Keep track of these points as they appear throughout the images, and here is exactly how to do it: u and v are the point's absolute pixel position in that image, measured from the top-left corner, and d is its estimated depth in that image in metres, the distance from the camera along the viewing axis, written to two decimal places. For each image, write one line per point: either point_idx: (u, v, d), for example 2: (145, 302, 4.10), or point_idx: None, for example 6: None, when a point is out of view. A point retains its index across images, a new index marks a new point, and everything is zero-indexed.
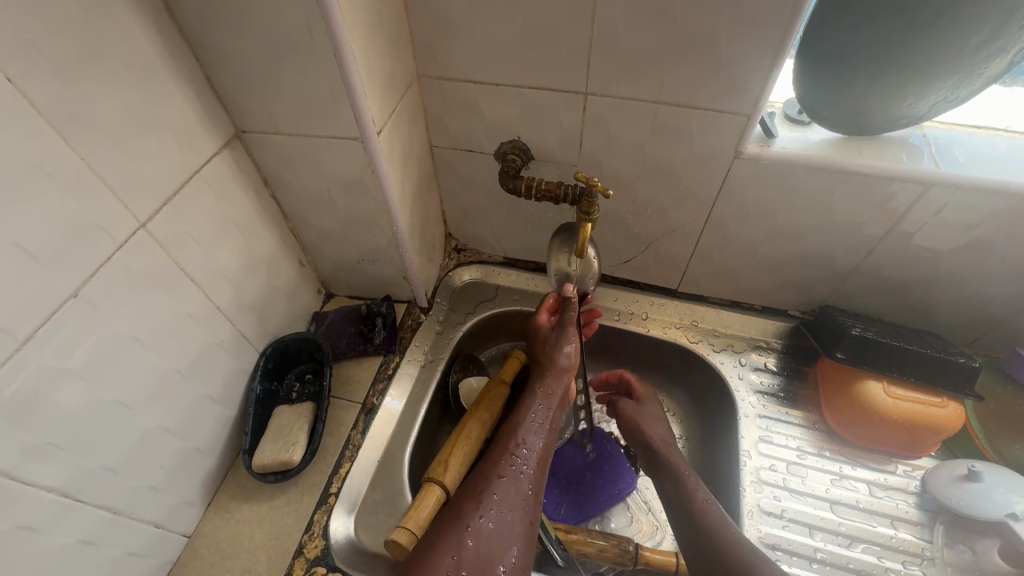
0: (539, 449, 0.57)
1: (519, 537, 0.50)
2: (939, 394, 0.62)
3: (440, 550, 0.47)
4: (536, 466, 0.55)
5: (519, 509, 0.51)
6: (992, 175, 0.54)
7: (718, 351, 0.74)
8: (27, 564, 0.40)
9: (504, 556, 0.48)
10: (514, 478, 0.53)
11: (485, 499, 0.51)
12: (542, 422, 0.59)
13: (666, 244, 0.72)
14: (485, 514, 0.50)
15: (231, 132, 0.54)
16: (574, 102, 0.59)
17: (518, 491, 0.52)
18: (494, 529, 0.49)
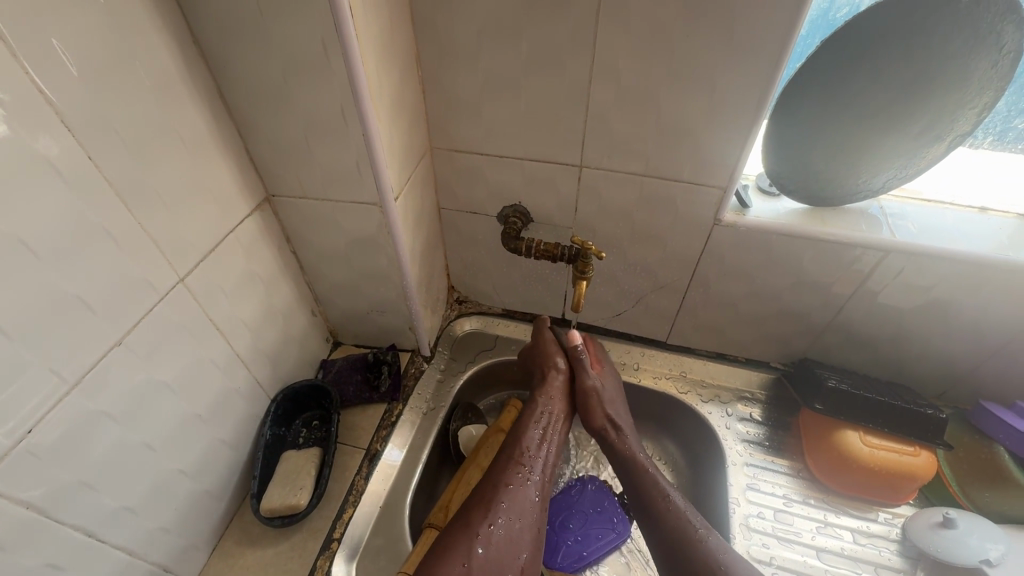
0: (541, 464, 0.65)
1: (524, 545, 0.58)
2: (912, 443, 0.66)
3: (456, 542, 0.56)
4: (539, 474, 0.65)
5: (524, 516, 0.60)
6: (941, 243, 0.61)
7: (706, 401, 0.79)
8: None
9: (513, 556, 0.57)
10: (518, 493, 0.61)
11: (494, 509, 0.59)
12: (542, 440, 0.67)
13: (655, 300, 0.78)
14: (493, 523, 0.58)
15: (261, 196, 0.60)
16: (570, 173, 0.66)
17: (522, 500, 0.61)
18: (501, 542, 0.57)
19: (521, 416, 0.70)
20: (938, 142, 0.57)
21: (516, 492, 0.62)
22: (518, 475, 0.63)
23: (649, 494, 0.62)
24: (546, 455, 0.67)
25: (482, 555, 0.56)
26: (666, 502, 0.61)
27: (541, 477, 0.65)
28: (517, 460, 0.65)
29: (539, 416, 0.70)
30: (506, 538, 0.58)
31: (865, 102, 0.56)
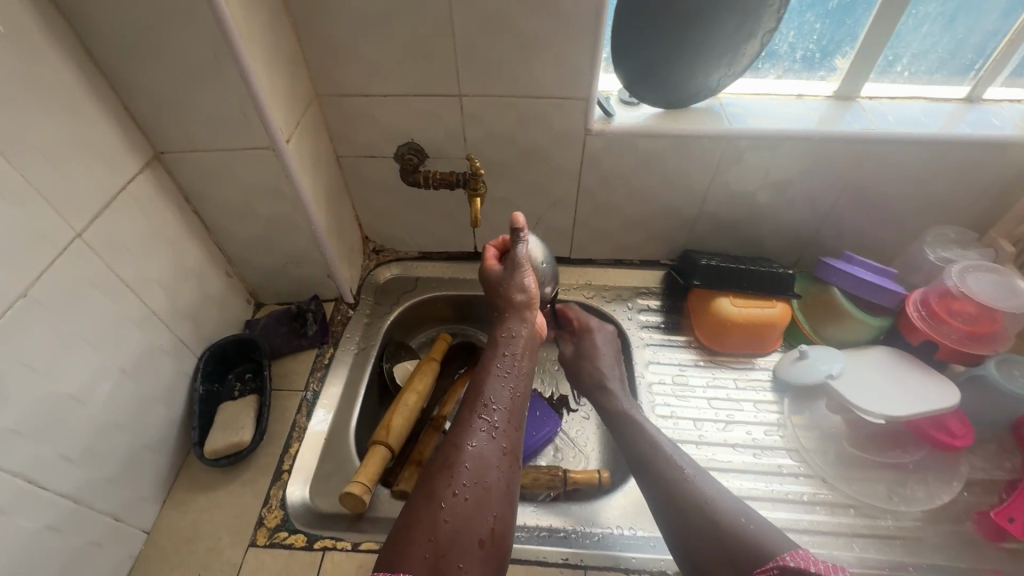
0: (505, 407, 0.57)
1: (494, 499, 0.51)
2: (770, 297, 0.80)
3: (415, 515, 0.48)
4: (501, 420, 0.56)
5: (491, 472, 0.52)
6: (768, 126, 0.74)
7: (609, 301, 0.90)
8: None
9: (481, 521, 0.49)
10: (482, 445, 0.53)
11: (456, 469, 0.51)
12: (503, 385, 0.59)
13: (552, 217, 0.86)
14: (457, 489, 0.50)
15: (150, 154, 0.61)
16: (452, 104, 0.72)
17: (485, 454, 0.53)
18: (467, 500, 0.50)
19: (480, 363, 0.62)
20: (750, 38, 0.68)
21: (479, 444, 0.53)
22: (476, 425, 0.55)
23: (642, 454, 0.64)
24: (511, 397, 0.58)
25: (447, 523, 0.48)
26: (657, 458, 0.62)
27: (506, 420, 0.56)
28: (476, 408, 0.56)
29: (497, 361, 0.61)
30: (472, 499, 0.50)
31: (685, 8, 0.65)
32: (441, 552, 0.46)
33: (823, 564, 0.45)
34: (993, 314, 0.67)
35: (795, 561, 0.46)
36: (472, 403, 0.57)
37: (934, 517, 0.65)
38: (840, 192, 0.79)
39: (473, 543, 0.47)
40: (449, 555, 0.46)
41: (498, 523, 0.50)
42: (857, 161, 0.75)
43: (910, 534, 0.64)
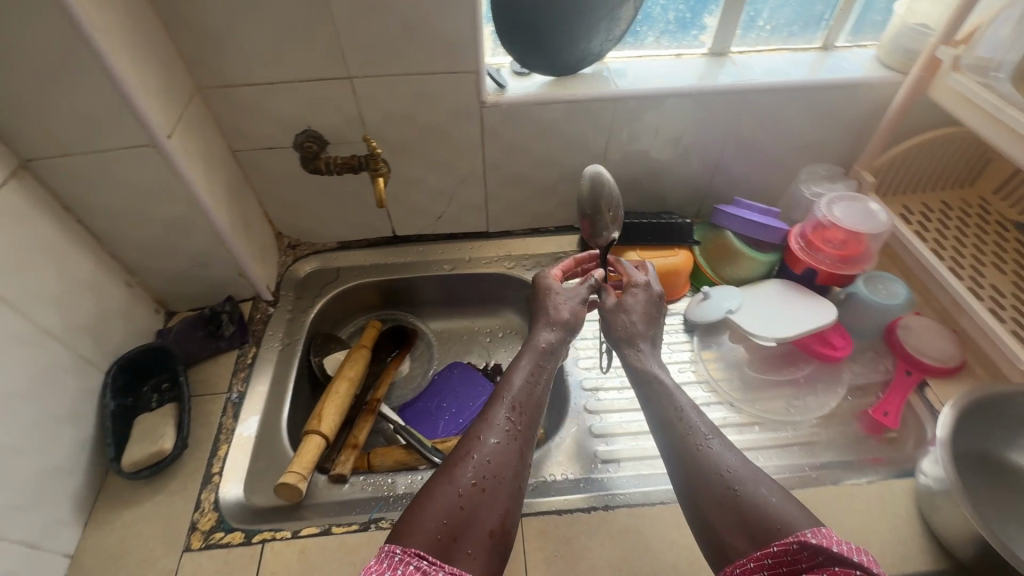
0: (529, 403, 0.57)
1: (507, 491, 0.50)
2: (672, 246, 0.86)
3: (431, 495, 0.48)
4: (522, 422, 0.55)
5: (508, 466, 0.51)
6: (651, 85, 0.79)
7: (530, 269, 0.94)
8: None
9: (491, 513, 0.48)
10: (504, 432, 0.53)
11: (478, 458, 0.51)
12: (532, 378, 0.60)
13: (464, 193, 0.88)
14: (472, 478, 0.49)
15: (15, 163, 0.58)
16: (344, 87, 0.71)
17: (505, 448, 0.52)
18: (484, 486, 0.49)
19: (513, 358, 0.63)
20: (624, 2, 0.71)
21: (500, 430, 0.53)
22: (499, 420, 0.54)
23: (659, 416, 0.56)
24: (536, 402, 0.58)
25: (462, 505, 0.47)
26: (675, 422, 0.54)
27: (527, 416, 0.56)
28: (506, 394, 0.57)
29: (531, 352, 0.62)
30: (488, 488, 0.49)
31: None
32: (454, 536, 0.45)
33: (850, 547, 0.39)
34: (859, 239, 0.75)
35: (816, 539, 0.40)
36: (496, 395, 0.58)
37: (824, 421, 0.74)
38: (725, 142, 0.86)
39: (481, 530, 0.47)
40: (460, 537, 0.45)
41: (508, 515, 0.48)
42: (735, 112, 0.82)
43: (804, 438, 0.72)
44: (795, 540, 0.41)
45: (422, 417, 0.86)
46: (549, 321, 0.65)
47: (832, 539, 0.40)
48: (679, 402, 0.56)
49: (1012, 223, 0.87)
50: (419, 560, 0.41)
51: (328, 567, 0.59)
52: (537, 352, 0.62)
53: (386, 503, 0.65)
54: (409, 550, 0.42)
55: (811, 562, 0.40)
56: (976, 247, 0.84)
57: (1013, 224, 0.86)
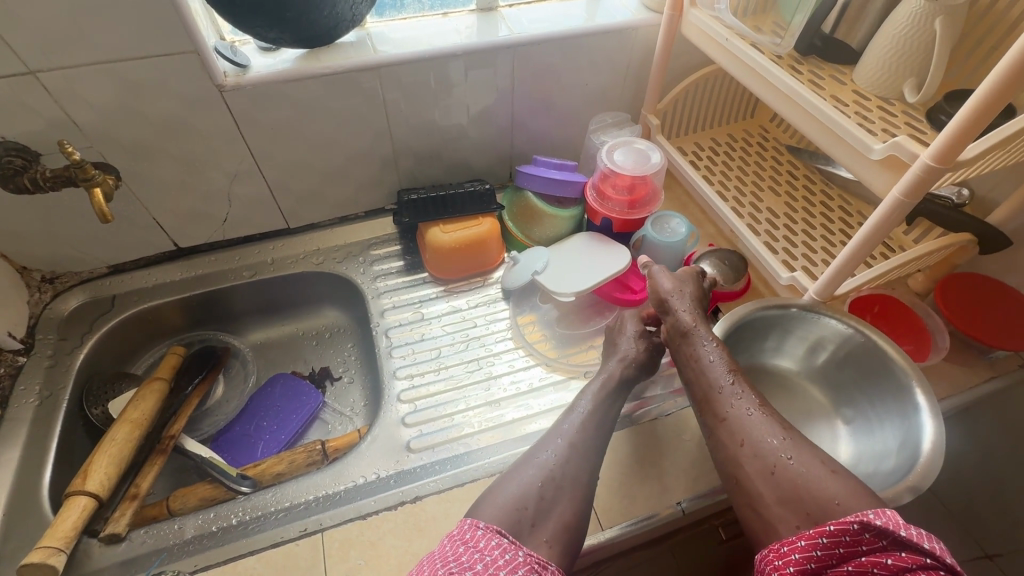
0: (601, 415, 0.61)
1: (579, 491, 0.54)
2: (476, 216, 0.83)
3: (511, 480, 0.55)
4: (599, 431, 0.60)
5: (579, 471, 0.56)
6: (415, 48, 0.74)
7: (343, 261, 0.88)
8: None
9: (561, 508, 0.52)
10: (574, 429, 0.59)
11: (565, 454, 0.56)
12: (605, 401, 0.63)
13: (242, 190, 0.79)
14: (548, 472, 0.55)
15: None
16: (28, 84, 0.59)
17: (573, 443, 0.58)
18: (562, 483, 0.54)
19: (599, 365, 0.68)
20: None
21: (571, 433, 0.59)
22: (575, 414, 0.61)
23: (707, 382, 0.58)
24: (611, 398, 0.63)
25: (541, 495, 0.53)
26: (722, 390, 0.57)
27: (597, 428, 0.60)
28: (583, 400, 0.62)
29: (604, 376, 0.65)
30: (564, 486, 0.54)
31: None
32: (534, 525, 0.51)
33: (918, 531, 0.40)
34: (644, 180, 0.77)
35: (881, 521, 0.41)
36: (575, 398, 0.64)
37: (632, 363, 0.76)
38: (514, 101, 0.84)
39: (555, 522, 0.51)
40: (537, 524, 0.51)
41: (579, 515, 0.53)
42: (514, 68, 0.79)
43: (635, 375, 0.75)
44: (856, 522, 0.41)
45: (238, 443, 0.79)
46: (621, 354, 0.67)
47: (898, 523, 0.41)
48: (721, 369, 0.58)
49: (785, 147, 0.93)
50: (497, 540, 0.48)
51: None
52: (608, 381, 0.64)
53: (168, 554, 0.58)
54: (490, 528, 0.49)
55: (873, 544, 0.41)
56: (755, 173, 0.89)
57: (786, 147, 0.93)
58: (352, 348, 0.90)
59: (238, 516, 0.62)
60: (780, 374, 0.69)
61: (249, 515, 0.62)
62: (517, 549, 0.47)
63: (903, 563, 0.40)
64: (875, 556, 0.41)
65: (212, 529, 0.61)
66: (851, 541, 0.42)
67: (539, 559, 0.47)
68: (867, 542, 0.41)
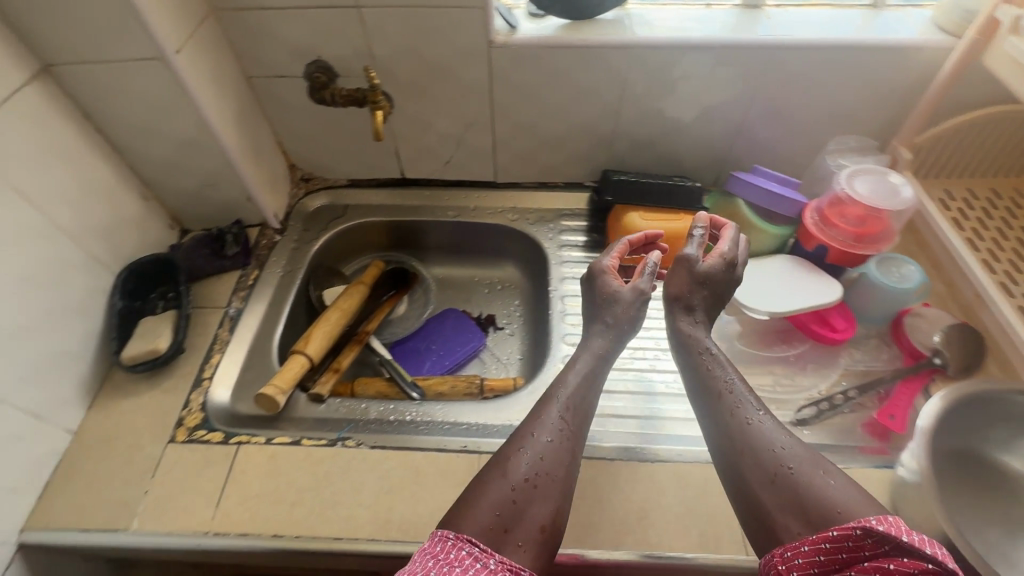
0: (583, 399, 0.59)
1: (556, 487, 0.52)
2: (677, 211, 0.83)
3: (482, 499, 0.50)
4: (574, 422, 0.57)
5: (555, 467, 0.53)
6: (670, 34, 0.74)
7: (534, 224, 0.93)
8: None
9: (534, 510, 0.50)
10: (557, 418, 0.56)
11: (534, 461, 0.53)
12: (592, 382, 0.60)
13: (472, 138, 0.87)
14: (524, 470, 0.52)
15: (39, 66, 0.61)
16: (352, 16, 0.71)
17: (557, 445, 0.54)
18: (540, 477, 0.52)
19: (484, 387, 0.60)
20: None
21: (558, 420, 0.56)
22: (551, 418, 0.56)
23: (713, 388, 0.58)
24: (563, 395, 0.58)
25: (514, 498, 0.50)
26: (726, 395, 0.57)
27: (580, 409, 0.58)
28: (567, 384, 0.59)
29: (588, 355, 0.62)
30: (539, 484, 0.52)
31: None
32: (514, 540, 0.48)
33: (920, 538, 0.39)
34: (879, 215, 0.70)
35: (883, 526, 0.41)
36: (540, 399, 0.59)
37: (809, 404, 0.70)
38: (749, 105, 0.80)
39: (533, 523, 0.50)
40: (511, 527, 0.49)
41: (559, 509, 0.52)
42: (763, 71, 0.76)
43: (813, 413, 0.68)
44: (858, 527, 0.41)
45: (410, 356, 0.89)
46: (603, 327, 0.64)
47: (901, 528, 0.40)
48: (728, 374, 0.58)
49: None
50: (468, 549, 0.45)
51: (290, 472, 0.62)
52: (595, 359, 0.62)
53: (356, 425, 0.69)
54: (461, 536, 0.46)
55: (876, 550, 0.41)
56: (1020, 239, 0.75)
57: None
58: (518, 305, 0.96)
59: (411, 415, 0.71)
60: (1000, 470, 0.59)
61: (420, 417, 0.70)
62: (489, 556, 0.45)
63: (904, 567, 0.39)
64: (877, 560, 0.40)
65: (390, 418, 0.70)
66: (854, 546, 0.42)
67: (514, 564, 0.45)
68: (868, 546, 0.41)
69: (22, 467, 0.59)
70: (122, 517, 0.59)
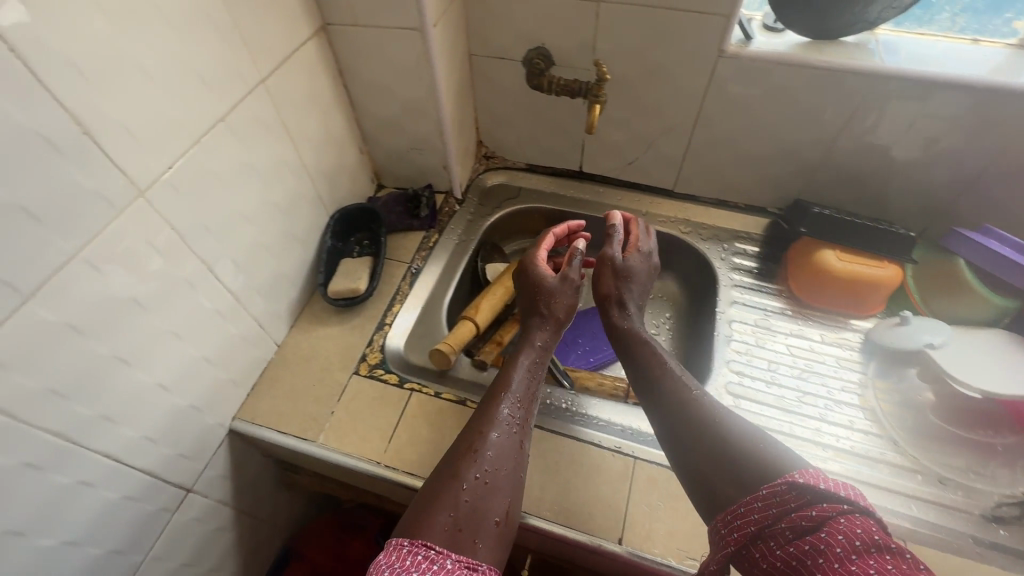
0: (529, 396, 0.63)
1: (506, 482, 0.55)
2: (881, 258, 0.76)
3: (437, 505, 0.51)
4: (520, 412, 0.61)
5: (501, 455, 0.56)
6: (928, 67, 0.67)
7: (706, 240, 0.90)
8: (182, 314, 0.56)
9: (492, 507, 0.53)
10: (510, 414, 0.60)
11: (481, 457, 0.55)
12: (535, 381, 0.65)
13: (664, 144, 0.87)
14: (478, 470, 0.54)
15: (320, 24, 0.69)
16: (590, 9, 0.72)
17: (505, 442, 0.57)
18: (492, 479, 0.54)
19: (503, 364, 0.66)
20: None
21: (511, 420, 0.59)
22: (501, 416, 0.59)
23: (654, 376, 0.60)
24: (513, 389, 0.62)
25: (466, 501, 0.52)
26: (666, 381, 0.59)
27: (527, 405, 0.62)
28: (512, 390, 0.62)
29: (528, 358, 0.66)
30: (489, 481, 0.54)
31: None
32: (476, 537, 0.50)
33: (834, 484, 0.43)
34: None
35: (803, 479, 0.44)
36: (488, 399, 0.62)
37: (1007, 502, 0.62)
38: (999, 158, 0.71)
39: (488, 522, 0.52)
40: (466, 529, 0.50)
41: (511, 506, 0.55)
42: None
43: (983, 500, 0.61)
44: (783, 483, 0.44)
45: (557, 345, 0.91)
46: (547, 323, 0.69)
47: (818, 479, 0.44)
48: (666, 360, 0.62)
49: None
50: (423, 554, 0.45)
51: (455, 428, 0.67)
52: (537, 361, 0.66)
53: None
54: (416, 542, 0.47)
55: (800, 502, 0.43)
56: None
57: None
58: (671, 319, 0.93)
59: (566, 403, 0.71)
60: None
61: (574, 408, 0.71)
62: (446, 556, 0.46)
63: (825, 512, 0.41)
64: (802, 509, 0.42)
65: (547, 401, 0.71)
66: (782, 503, 0.44)
67: (470, 562, 0.46)
68: (794, 499, 0.43)
69: (244, 367, 0.68)
70: (310, 429, 0.67)
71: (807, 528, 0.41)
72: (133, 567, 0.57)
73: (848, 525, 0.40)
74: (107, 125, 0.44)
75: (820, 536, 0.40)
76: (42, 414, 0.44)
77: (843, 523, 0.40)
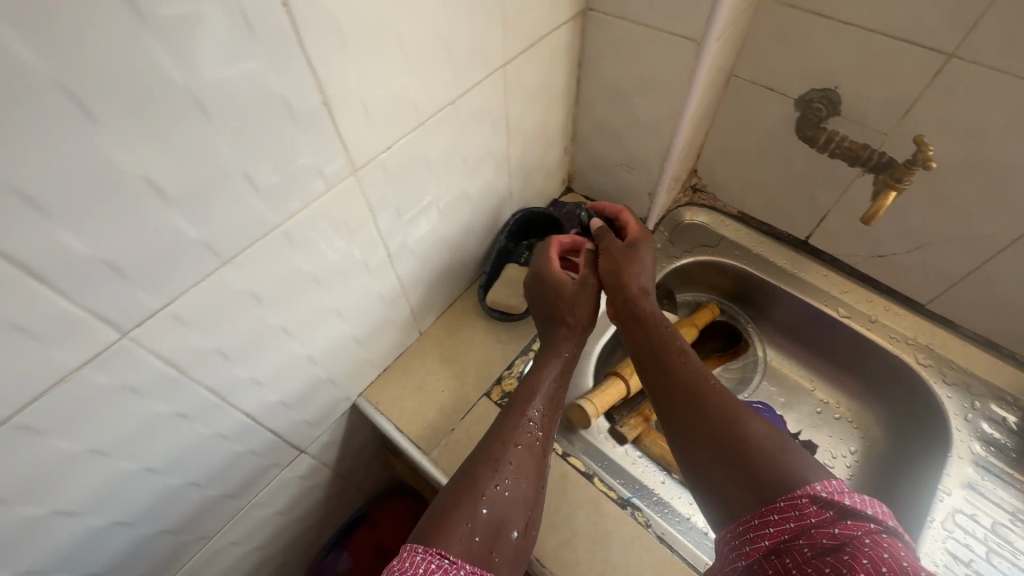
0: (553, 405, 0.56)
1: (528, 496, 0.49)
2: None
3: (454, 515, 0.45)
4: (544, 422, 0.55)
5: (527, 467, 0.50)
6: None
7: (948, 384, 0.68)
8: (351, 293, 0.53)
9: (515, 521, 0.47)
10: (530, 424, 0.53)
11: (499, 467, 0.49)
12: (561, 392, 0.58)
13: (944, 250, 0.66)
14: (499, 483, 0.48)
15: (581, 7, 0.59)
16: (929, 63, 0.53)
17: (527, 448, 0.51)
18: (515, 495, 0.48)
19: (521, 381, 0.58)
20: None
21: (532, 433, 0.53)
22: (523, 423, 0.53)
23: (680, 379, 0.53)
24: (536, 400, 0.55)
25: (486, 516, 0.46)
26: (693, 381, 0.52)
27: (550, 417, 0.56)
28: (535, 402, 0.55)
29: (553, 362, 0.59)
30: (511, 496, 0.48)
31: None
32: (493, 550, 0.44)
33: (861, 500, 0.41)
34: None
35: (826, 493, 0.41)
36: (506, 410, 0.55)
37: None
38: None
39: (510, 543, 0.46)
40: (489, 547, 0.44)
41: (531, 523, 0.49)
42: None
43: None
44: (802, 493, 0.41)
45: None
46: (567, 329, 0.60)
47: (843, 492, 0.41)
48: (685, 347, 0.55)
49: None
50: (437, 562, 0.40)
51: (572, 503, 0.59)
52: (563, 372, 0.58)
53: (651, 495, 0.60)
54: (433, 549, 0.42)
55: (822, 517, 0.40)
56: None
57: None
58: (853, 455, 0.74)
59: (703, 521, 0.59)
60: None
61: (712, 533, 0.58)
62: (460, 569, 0.40)
63: (848, 530, 0.39)
64: (823, 527, 0.40)
65: (682, 513, 0.59)
66: (799, 515, 0.41)
67: None
68: (815, 514, 0.40)
69: (385, 349, 0.65)
70: (426, 437, 0.63)
71: (829, 547, 0.39)
72: (237, 509, 0.58)
73: (873, 549, 0.38)
74: (347, 97, 0.39)
75: (841, 558, 0.38)
76: (206, 371, 0.43)
77: (867, 545, 0.38)
